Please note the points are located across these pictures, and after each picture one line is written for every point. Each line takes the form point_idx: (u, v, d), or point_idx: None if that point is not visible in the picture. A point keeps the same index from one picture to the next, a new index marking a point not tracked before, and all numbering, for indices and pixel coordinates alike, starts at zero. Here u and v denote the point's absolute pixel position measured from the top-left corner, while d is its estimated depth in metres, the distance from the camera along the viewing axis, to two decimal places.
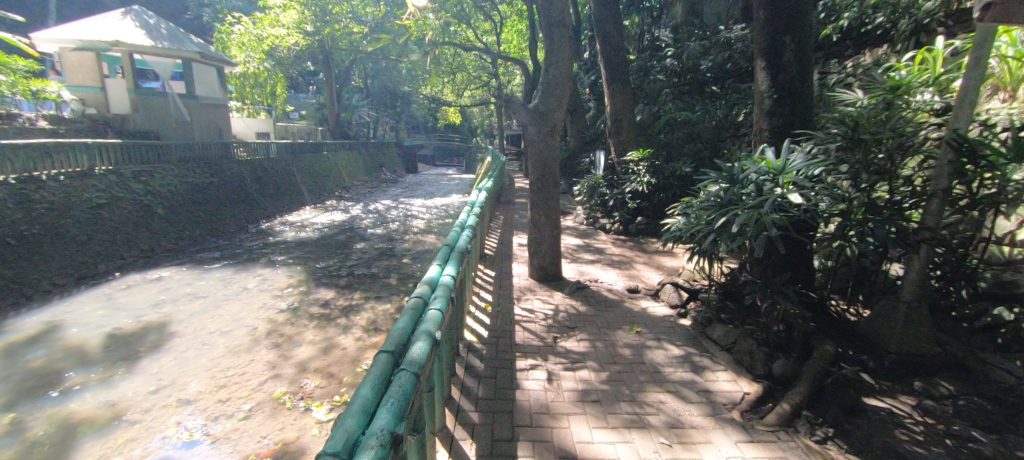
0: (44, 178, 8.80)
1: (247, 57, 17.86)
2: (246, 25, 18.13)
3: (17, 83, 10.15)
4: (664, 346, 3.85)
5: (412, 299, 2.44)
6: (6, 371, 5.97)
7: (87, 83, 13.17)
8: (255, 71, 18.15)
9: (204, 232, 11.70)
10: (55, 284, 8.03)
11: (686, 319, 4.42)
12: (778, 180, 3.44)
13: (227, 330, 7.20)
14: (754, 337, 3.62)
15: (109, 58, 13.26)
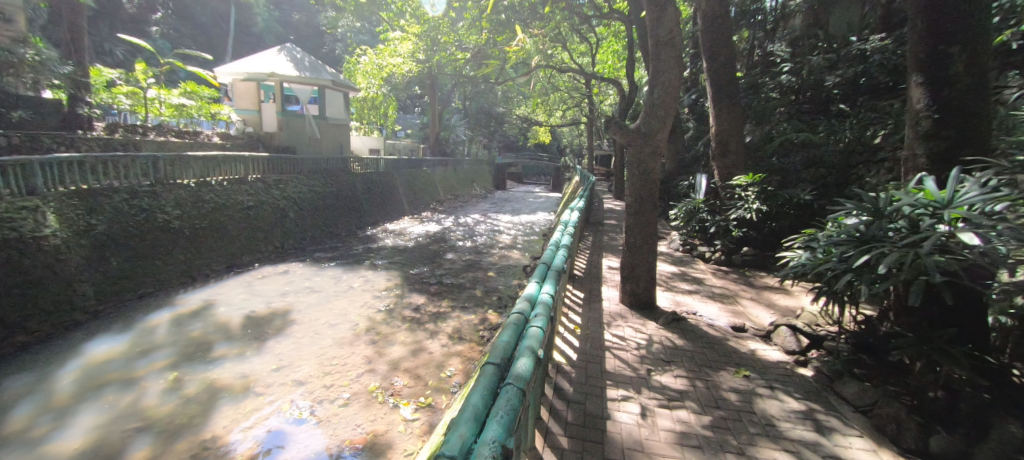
0: (214, 184, 10.51)
1: (369, 83, 20.15)
2: (370, 55, 20.43)
3: (202, 107, 13.30)
4: (776, 395, 3.43)
5: (514, 315, 2.50)
6: (174, 337, 7.24)
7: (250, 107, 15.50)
8: (374, 95, 20.33)
9: (322, 234, 13.28)
10: (211, 271, 9.66)
11: (806, 368, 3.88)
12: (942, 215, 2.94)
13: (336, 323, 8.01)
14: (901, 401, 3.04)
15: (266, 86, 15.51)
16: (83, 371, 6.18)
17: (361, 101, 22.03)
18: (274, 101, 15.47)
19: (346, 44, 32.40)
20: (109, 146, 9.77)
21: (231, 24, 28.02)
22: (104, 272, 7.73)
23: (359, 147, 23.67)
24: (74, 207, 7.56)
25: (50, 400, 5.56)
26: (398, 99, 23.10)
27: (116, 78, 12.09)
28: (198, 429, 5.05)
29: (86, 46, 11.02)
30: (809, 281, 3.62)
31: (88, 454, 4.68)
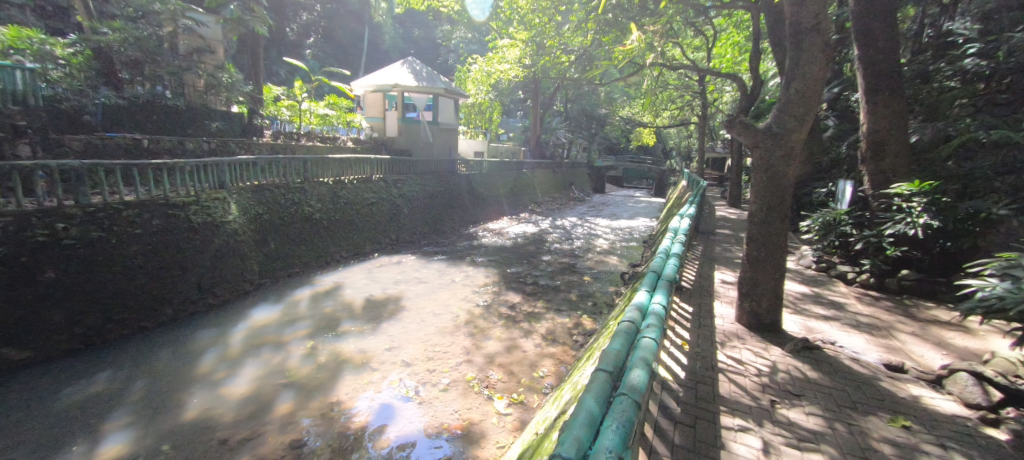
0: (347, 182, 11.87)
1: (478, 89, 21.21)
2: (480, 62, 21.48)
3: (341, 117, 15.20)
4: (947, 455, 2.82)
5: (627, 326, 2.40)
6: (311, 310, 8.36)
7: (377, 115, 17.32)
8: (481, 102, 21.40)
9: (430, 230, 14.26)
10: (340, 257, 10.94)
11: (996, 429, 3.11)
12: None
13: (439, 313, 8.55)
14: None
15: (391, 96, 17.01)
16: (248, 331, 7.43)
17: (470, 107, 23.19)
18: (396, 109, 16.99)
19: (458, 54, 34.34)
20: (272, 149, 11.49)
21: (363, 42, 31.41)
22: (264, 253, 9.25)
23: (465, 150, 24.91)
24: (248, 199, 9.10)
25: (226, 351, 6.78)
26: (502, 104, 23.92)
27: (281, 95, 14.50)
28: (328, 392, 5.84)
29: (261, 66, 13.13)
30: (1010, 321, 2.92)
31: (250, 400, 5.66)
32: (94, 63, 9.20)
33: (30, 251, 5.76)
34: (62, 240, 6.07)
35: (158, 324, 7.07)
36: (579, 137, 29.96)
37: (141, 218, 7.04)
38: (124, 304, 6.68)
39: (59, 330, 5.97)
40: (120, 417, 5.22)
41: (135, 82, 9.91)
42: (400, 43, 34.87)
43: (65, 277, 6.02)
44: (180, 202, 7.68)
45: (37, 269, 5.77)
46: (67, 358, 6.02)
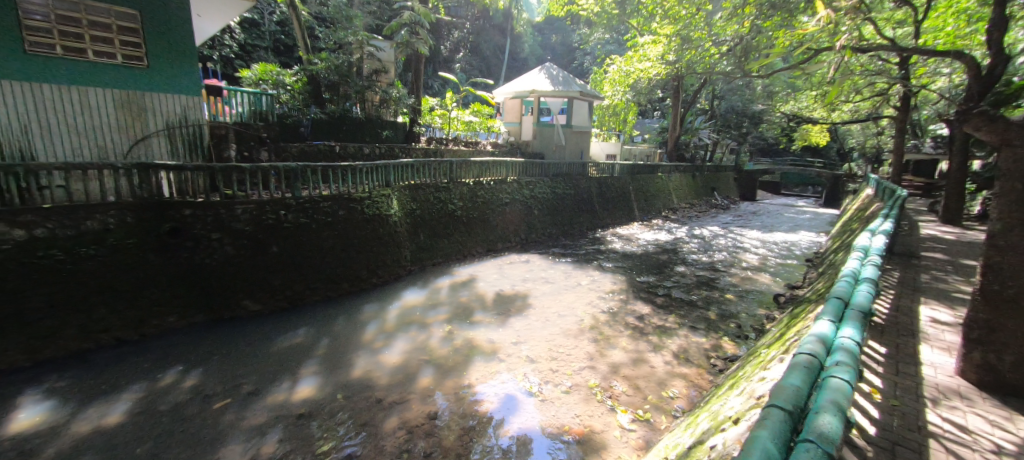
0: (485, 183, 12.55)
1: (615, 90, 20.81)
2: (618, 63, 20.96)
3: (482, 123, 16.29)
4: None
5: (816, 363, 2.05)
6: (450, 298, 9.21)
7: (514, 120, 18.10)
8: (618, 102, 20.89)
9: (559, 232, 14.42)
10: (476, 252, 11.72)
11: None
12: None
13: (564, 314, 8.72)
14: None
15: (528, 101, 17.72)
16: (401, 310, 8.56)
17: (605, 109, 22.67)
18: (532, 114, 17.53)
19: (595, 56, 33.94)
20: (426, 153, 12.81)
21: (505, 53, 33.20)
22: (417, 243, 10.41)
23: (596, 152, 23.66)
24: (405, 196, 10.30)
25: (384, 324, 7.98)
26: (638, 103, 23.02)
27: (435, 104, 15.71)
28: (462, 374, 6.57)
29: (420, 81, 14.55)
30: None
31: (400, 369, 6.69)
32: (307, 87, 11.20)
33: (263, 230, 7.90)
34: (282, 223, 8.10)
35: (340, 294, 8.72)
36: (726, 138, 27.16)
37: (332, 209, 8.74)
38: (318, 276, 8.48)
39: (277, 289, 7.99)
40: (311, 366, 6.65)
41: (334, 100, 11.62)
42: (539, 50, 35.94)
43: (283, 250, 8.07)
44: (358, 197, 9.18)
45: (266, 243, 7.91)
46: (280, 313, 7.90)
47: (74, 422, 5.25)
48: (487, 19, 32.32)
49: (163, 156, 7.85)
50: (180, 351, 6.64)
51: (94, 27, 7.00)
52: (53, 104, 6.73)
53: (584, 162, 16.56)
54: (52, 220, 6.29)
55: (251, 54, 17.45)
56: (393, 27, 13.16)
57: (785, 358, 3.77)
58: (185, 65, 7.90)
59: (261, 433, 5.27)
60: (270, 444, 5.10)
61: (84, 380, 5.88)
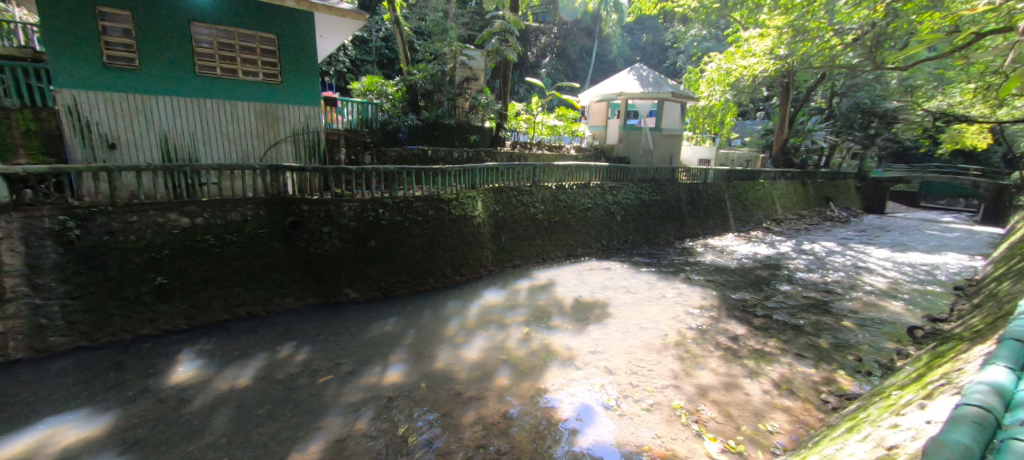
0: (567, 188, 12.40)
1: (713, 90, 19.60)
2: (717, 61, 19.37)
3: (567, 127, 16.14)
4: None
5: (992, 420, 1.62)
6: (528, 301, 9.29)
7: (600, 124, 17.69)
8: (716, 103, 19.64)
9: (643, 240, 13.82)
10: (555, 257, 11.68)
11: None
12: None
13: (646, 327, 8.49)
14: None
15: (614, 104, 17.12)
16: (481, 308, 8.83)
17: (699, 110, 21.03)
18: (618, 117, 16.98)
19: (689, 55, 31.83)
20: (510, 157, 13.05)
21: (592, 55, 32.64)
22: (498, 245, 10.64)
23: (689, 158, 22.47)
24: (489, 199, 10.57)
25: (465, 321, 8.28)
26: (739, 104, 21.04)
27: (521, 110, 15.89)
28: (539, 377, 6.66)
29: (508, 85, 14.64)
30: None
31: (479, 366, 6.92)
32: (406, 96, 12.09)
33: (364, 226, 8.57)
34: (380, 221, 8.72)
35: (427, 289, 9.24)
36: (846, 141, 23.81)
37: (423, 209, 9.21)
38: (409, 270, 9.05)
39: (373, 281, 8.69)
40: (399, 353, 7.17)
41: (429, 108, 12.42)
42: (629, 51, 34.85)
43: (380, 245, 8.72)
44: (446, 198, 9.57)
45: (366, 238, 8.60)
46: (374, 302, 8.60)
47: (213, 380, 6.26)
48: (575, 23, 32.09)
49: (290, 159, 8.85)
50: (294, 328, 7.59)
51: (243, 51, 8.11)
52: (211, 115, 7.99)
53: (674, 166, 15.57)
54: (208, 211, 7.58)
55: (359, 68, 19.24)
56: (484, 36, 13.54)
57: (924, 405, 3.29)
58: (309, 79, 8.86)
59: (356, 409, 5.82)
60: (362, 421, 5.61)
61: (221, 346, 6.99)
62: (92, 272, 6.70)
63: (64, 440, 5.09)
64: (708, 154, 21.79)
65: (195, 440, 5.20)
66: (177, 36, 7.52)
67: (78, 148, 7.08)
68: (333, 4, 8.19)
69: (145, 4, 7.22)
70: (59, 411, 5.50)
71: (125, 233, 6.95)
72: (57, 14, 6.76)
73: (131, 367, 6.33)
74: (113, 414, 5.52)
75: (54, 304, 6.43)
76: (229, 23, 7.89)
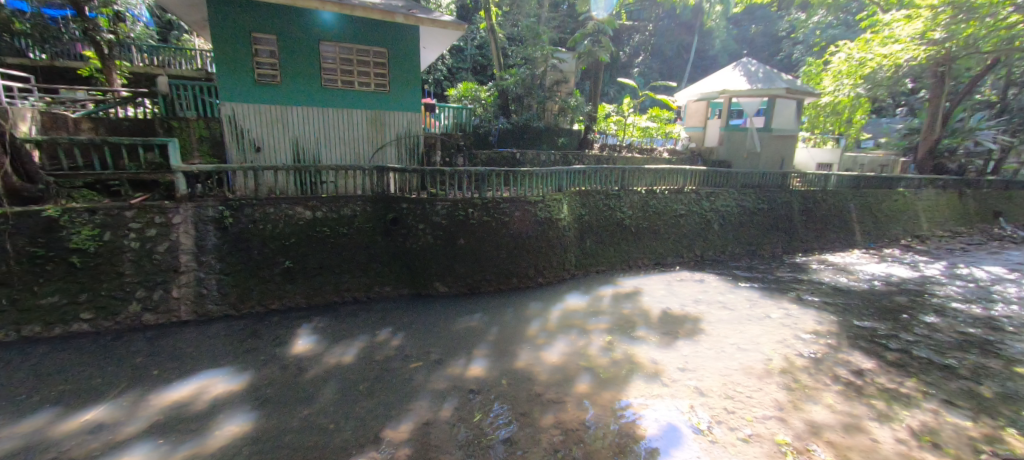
0: (658, 193, 11.73)
1: (839, 85, 16.43)
2: (846, 50, 16.37)
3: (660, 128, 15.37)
4: None
5: None
6: (612, 309, 9.01)
7: (697, 124, 16.32)
8: (842, 100, 16.27)
9: (743, 252, 12.56)
10: (642, 264, 11.21)
11: None
12: None
13: (746, 349, 7.73)
14: None
15: (715, 103, 15.54)
16: (563, 312, 8.79)
17: (817, 108, 17.03)
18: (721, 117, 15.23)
19: (808, 45, 27.72)
20: (598, 161, 12.79)
21: (691, 51, 30.43)
22: (582, 249, 10.53)
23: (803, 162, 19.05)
24: (575, 202, 10.50)
25: (547, 323, 8.34)
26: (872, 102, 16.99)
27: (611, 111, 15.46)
28: (621, 388, 6.48)
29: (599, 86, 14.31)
30: None
31: (560, 370, 6.93)
32: (497, 101, 12.66)
33: (455, 224, 9.09)
34: (470, 220, 9.16)
35: (510, 288, 9.49)
36: None
37: (510, 210, 9.47)
38: (494, 269, 9.39)
39: (461, 276, 9.18)
40: (483, 349, 7.47)
41: (519, 111, 12.74)
42: (734, 45, 31.83)
43: (468, 243, 9.18)
44: (533, 200, 9.71)
45: (456, 236, 9.10)
46: (461, 297, 9.09)
47: (324, 354, 7.14)
48: (673, 18, 30.38)
49: (393, 161, 9.76)
50: (392, 316, 8.35)
51: (360, 65, 9.16)
52: (331, 122, 9.15)
53: (786, 171, 13.90)
54: (326, 206, 8.65)
55: (455, 75, 20.37)
56: (576, 39, 13.47)
57: None
58: (413, 88, 9.70)
59: (441, 398, 6.21)
60: (446, 409, 5.97)
61: (331, 325, 7.95)
62: (239, 254, 8.09)
63: (213, 391, 6.18)
64: (830, 158, 18.78)
65: (308, 405, 5.97)
66: (309, 53, 8.73)
67: (233, 151, 8.58)
68: (437, 17, 8.84)
69: (287, 28, 8.48)
70: (211, 366, 6.69)
71: (264, 222, 8.25)
72: (222, 40, 8.14)
73: (264, 336, 7.52)
74: (248, 374, 6.57)
75: (211, 278, 7.92)
76: (349, 40, 8.95)
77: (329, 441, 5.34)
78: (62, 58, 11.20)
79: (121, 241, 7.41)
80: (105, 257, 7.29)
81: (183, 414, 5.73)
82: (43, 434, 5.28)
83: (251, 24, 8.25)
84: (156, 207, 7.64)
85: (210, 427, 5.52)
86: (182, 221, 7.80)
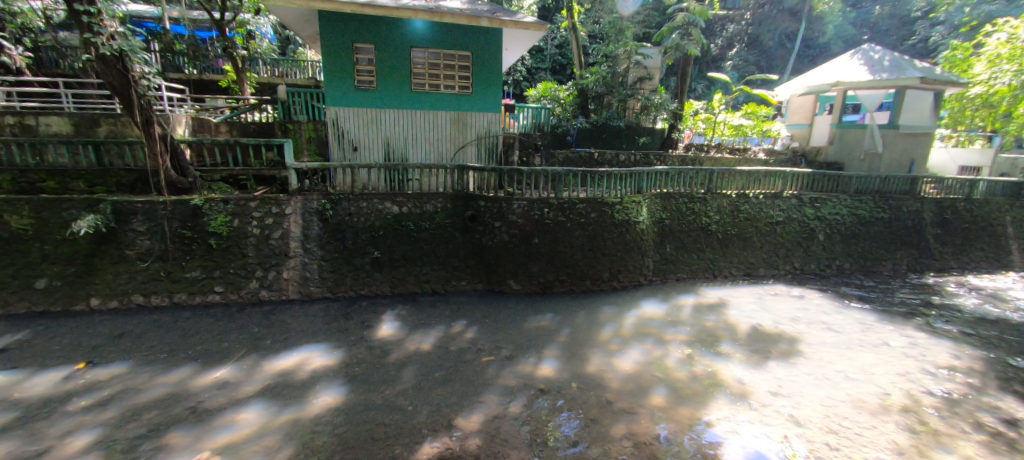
0: (752, 197, 10.66)
1: (995, 73, 13.49)
2: (1009, 28, 13.45)
3: (757, 126, 13.97)
4: None
5: None
6: (693, 320, 8.41)
7: (802, 121, 14.57)
8: (998, 90, 13.41)
9: (855, 267, 10.96)
10: (729, 275, 10.35)
11: None
12: None
13: (857, 379, 6.75)
14: None
15: (826, 97, 13.60)
16: (638, 319, 8.42)
17: (963, 99, 14.46)
18: (833, 112, 13.26)
19: (953, 26, 23.35)
20: (683, 162, 12.02)
21: (796, 40, 27.13)
22: (661, 254, 10.02)
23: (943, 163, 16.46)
24: (656, 205, 9.99)
25: (621, 329, 8.06)
26: None
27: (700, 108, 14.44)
28: (700, 406, 6.06)
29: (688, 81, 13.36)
30: None
31: (633, 379, 6.66)
32: (577, 100, 12.53)
33: (530, 223, 9.15)
34: (545, 220, 9.16)
35: (582, 291, 9.35)
36: None
37: (585, 211, 9.30)
38: (567, 270, 9.31)
39: (534, 275, 9.24)
40: (554, 349, 7.46)
41: (598, 110, 12.48)
42: (851, 30, 27.88)
43: (542, 243, 9.19)
44: (610, 201, 9.42)
45: (531, 235, 9.18)
46: (534, 296, 9.16)
47: (405, 340, 7.67)
48: (777, 4, 26.92)
49: (473, 161, 10.15)
50: (469, 309, 8.69)
51: (446, 68, 9.66)
52: (419, 123, 9.78)
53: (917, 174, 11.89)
54: (411, 202, 9.24)
55: (534, 76, 20.62)
56: (663, 33, 12.79)
57: None
58: (494, 89, 10.00)
59: (511, 394, 6.32)
60: (516, 405, 6.07)
61: (412, 313, 8.50)
62: (337, 243, 8.99)
63: (312, 364, 6.95)
64: (979, 159, 15.65)
65: (390, 386, 6.46)
66: (402, 60, 9.41)
67: (334, 150, 9.54)
68: (520, 18, 8.97)
69: (384, 37, 9.21)
70: (312, 341, 7.54)
71: (358, 215, 9.06)
72: (330, 51, 9.09)
73: (355, 318, 8.29)
74: (341, 352, 7.29)
75: (314, 263, 8.92)
76: (437, 45, 9.48)
77: (407, 422, 5.72)
78: (207, 72, 13.32)
79: (246, 228, 8.63)
80: (234, 240, 8.56)
81: (288, 381, 6.53)
82: (185, 385, 6.35)
83: (353, 35, 9.09)
84: (273, 199, 8.75)
85: (309, 396, 6.21)
86: (292, 211, 8.86)
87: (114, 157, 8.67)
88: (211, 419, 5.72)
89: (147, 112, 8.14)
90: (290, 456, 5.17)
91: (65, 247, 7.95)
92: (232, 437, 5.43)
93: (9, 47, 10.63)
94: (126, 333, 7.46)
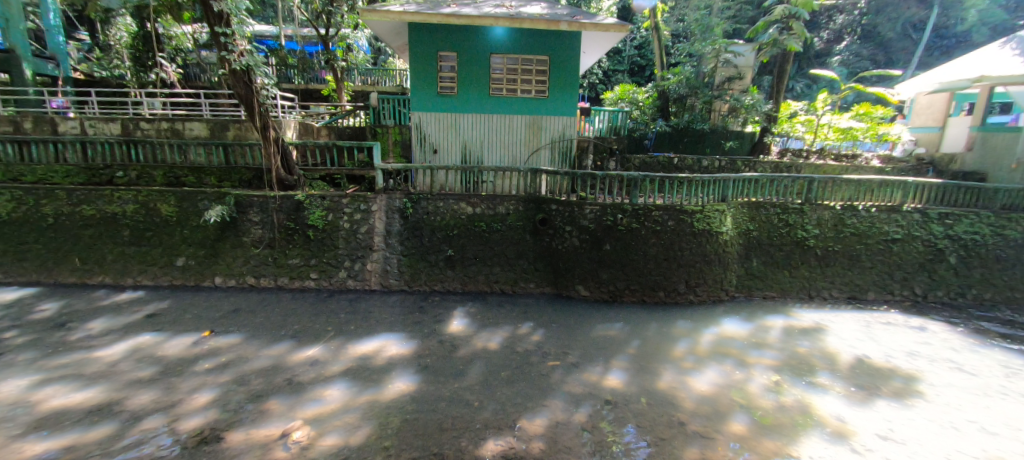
0: (861, 209, 9.35)
1: None
2: None
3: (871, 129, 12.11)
4: None
5: None
6: (782, 345, 7.57)
7: (929, 124, 12.65)
8: None
9: (998, 298, 9.12)
10: (828, 296, 9.19)
11: None
12: None
13: (996, 433, 5.61)
14: None
15: (964, 95, 11.73)
16: (717, 337, 7.80)
17: None
18: (972, 112, 11.32)
19: None
20: (776, 168, 10.93)
21: (926, 29, 23.28)
22: (746, 269, 9.21)
23: None
24: (742, 215, 9.20)
25: (696, 346, 7.52)
26: None
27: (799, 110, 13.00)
28: (787, 440, 5.45)
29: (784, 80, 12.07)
30: None
31: (709, 402, 6.18)
32: (657, 102, 12.15)
33: (603, 229, 8.90)
34: (619, 226, 8.86)
35: (655, 302, 8.91)
36: None
37: (662, 219, 8.85)
38: (639, 279, 8.93)
39: (604, 283, 8.99)
40: (622, 360, 7.18)
41: (680, 113, 11.86)
42: None
43: (615, 250, 8.90)
44: (689, 209, 8.85)
45: (602, 241, 8.92)
46: (603, 304, 8.92)
47: (474, 337, 7.90)
48: None
49: (547, 164, 10.18)
50: (538, 312, 8.69)
51: (523, 73, 9.80)
52: (495, 127, 10.04)
53: None
54: (486, 203, 9.48)
55: (611, 79, 20.33)
56: (759, 28, 11.74)
57: None
58: (569, 92, 9.93)
59: (575, 402, 6.21)
60: (581, 414, 5.95)
61: (482, 312, 8.74)
62: (416, 240, 9.56)
63: (389, 351, 7.43)
64: None
65: (458, 380, 6.69)
66: (481, 66, 9.72)
67: (417, 152, 10.14)
68: (600, 20, 8.82)
69: (465, 45, 9.59)
70: (390, 330, 8.08)
71: (436, 214, 9.53)
72: (416, 60, 9.67)
73: (429, 311, 8.73)
74: (415, 343, 7.71)
75: (394, 257, 9.56)
76: (516, 51, 9.66)
77: (472, 417, 5.87)
78: (313, 82, 14.96)
79: (338, 222, 9.52)
80: (328, 233, 9.49)
81: (368, 364, 7.07)
82: (284, 359, 7.15)
83: (438, 45, 9.58)
84: (362, 197, 9.54)
85: (385, 380, 6.66)
86: (378, 209, 9.57)
87: (238, 156, 10.06)
88: (303, 391, 6.37)
89: (264, 118, 9.34)
90: (369, 434, 5.57)
91: (199, 232, 9.40)
92: (320, 410, 5.99)
93: (164, 65, 12.93)
94: (241, 309, 8.60)
